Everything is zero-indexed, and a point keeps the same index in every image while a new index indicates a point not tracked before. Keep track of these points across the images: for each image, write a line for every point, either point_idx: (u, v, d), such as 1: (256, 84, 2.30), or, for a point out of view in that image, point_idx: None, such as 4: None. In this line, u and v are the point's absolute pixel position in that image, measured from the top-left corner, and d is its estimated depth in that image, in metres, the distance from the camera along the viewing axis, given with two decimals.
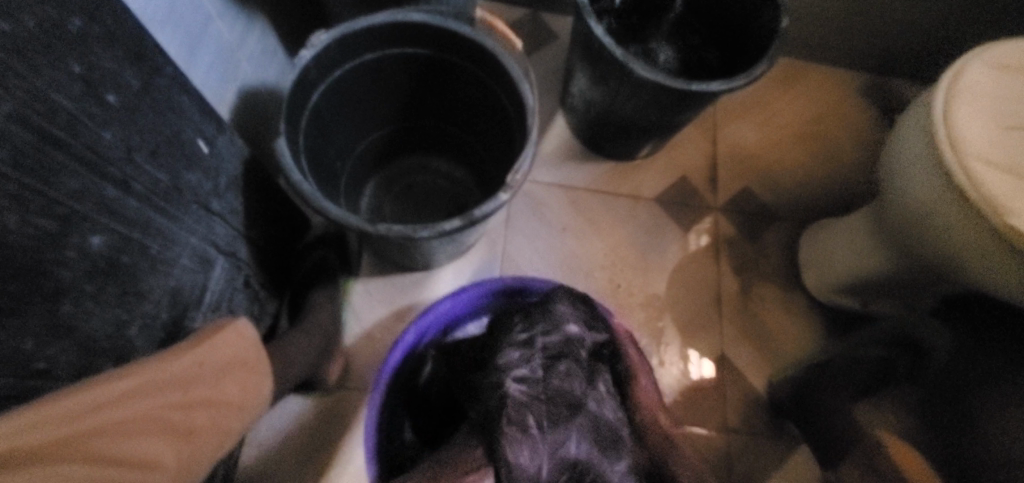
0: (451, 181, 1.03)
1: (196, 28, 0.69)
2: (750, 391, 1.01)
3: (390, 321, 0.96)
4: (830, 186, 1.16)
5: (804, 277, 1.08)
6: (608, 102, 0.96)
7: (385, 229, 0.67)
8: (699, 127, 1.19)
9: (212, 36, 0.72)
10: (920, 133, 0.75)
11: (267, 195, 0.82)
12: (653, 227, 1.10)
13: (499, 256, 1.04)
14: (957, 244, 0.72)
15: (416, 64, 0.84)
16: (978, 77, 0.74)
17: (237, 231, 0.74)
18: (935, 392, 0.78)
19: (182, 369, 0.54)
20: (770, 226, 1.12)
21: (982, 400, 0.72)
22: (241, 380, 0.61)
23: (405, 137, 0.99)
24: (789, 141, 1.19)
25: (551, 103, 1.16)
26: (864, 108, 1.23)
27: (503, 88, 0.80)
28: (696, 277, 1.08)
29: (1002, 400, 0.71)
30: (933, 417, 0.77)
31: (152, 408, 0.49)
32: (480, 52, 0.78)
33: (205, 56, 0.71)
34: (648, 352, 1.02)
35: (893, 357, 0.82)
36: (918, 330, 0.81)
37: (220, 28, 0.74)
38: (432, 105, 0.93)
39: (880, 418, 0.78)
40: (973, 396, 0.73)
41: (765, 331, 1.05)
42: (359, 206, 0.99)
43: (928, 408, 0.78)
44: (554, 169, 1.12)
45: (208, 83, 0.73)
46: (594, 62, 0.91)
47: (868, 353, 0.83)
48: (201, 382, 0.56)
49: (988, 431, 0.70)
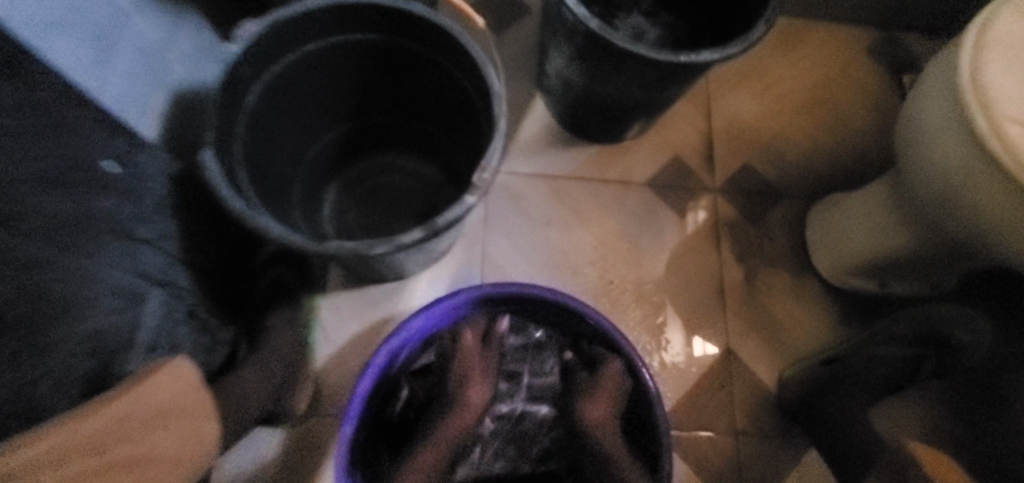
0: (421, 179, 0.94)
1: (108, 30, 0.60)
2: (760, 388, 0.94)
3: (362, 340, 0.88)
4: (837, 156, 1.06)
5: (813, 259, 1.00)
6: (589, 82, 0.86)
7: (335, 247, 0.58)
8: (691, 101, 1.09)
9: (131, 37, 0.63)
10: (945, 95, 0.66)
11: (209, 212, 0.74)
12: (647, 214, 1.01)
13: (479, 258, 0.95)
14: (995, 220, 0.63)
15: (367, 51, 0.74)
16: (1009, 25, 0.64)
17: (174, 257, 0.65)
18: (968, 380, 0.74)
19: (108, 423, 0.47)
20: (774, 204, 1.03)
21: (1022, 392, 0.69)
22: (184, 428, 0.54)
23: (367, 133, 0.89)
24: (790, 109, 1.09)
25: (527, 84, 1.06)
26: (870, 66, 1.13)
27: (465, 73, 0.70)
28: (697, 266, 0.99)
29: None
30: (963, 406, 0.73)
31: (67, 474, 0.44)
32: (435, 33, 0.68)
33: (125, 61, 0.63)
34: (648, 353, 0.94)
35: (919, 355, 0.77)
36: (948, 327, 0.75)
37: (140, 27, 0.65)
38: (393, 96, 0.83)
39: (902, 420, 0.75)
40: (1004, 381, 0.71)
41: (774, 321, 0.97)
42: (321, 213, 0.90)
43: (960, 399, 0.74)
44: (534, 157, 1.02)
45: (132, 91, 0.64)
46: (569, 37, 0.81)
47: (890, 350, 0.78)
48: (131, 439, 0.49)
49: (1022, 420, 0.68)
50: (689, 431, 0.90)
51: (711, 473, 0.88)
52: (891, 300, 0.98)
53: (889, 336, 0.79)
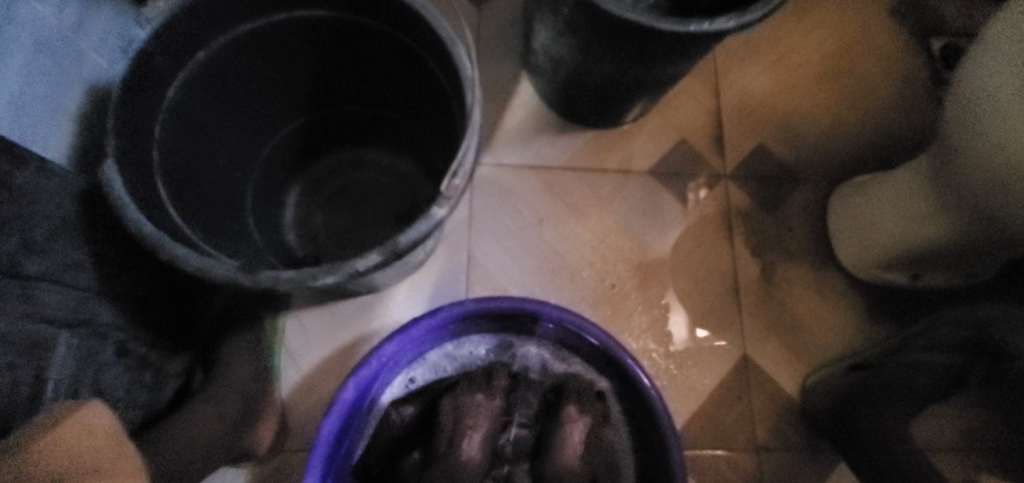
0: (396, 176, 0.82)
1: None
2: (781, 397, 0.84)
3: (334, 362, 0.78)
4: (861, 133, 0.95)
5: (838, 251, 0.89)
6: (580, 59, 0.75)
7: (271, 278, 0.49)
8: (696, 76, 0.97)
9: (22, 28, 0.53)
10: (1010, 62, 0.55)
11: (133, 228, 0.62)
12: (651, 206, 0.90)
13: (465, 264, 0.85)
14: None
15: (315, 32, 0.63)
16: None
17: (87, 290, 0.55)
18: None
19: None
20: (792, 189, 0.92)
21: None
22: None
23: (328, 127, 0.78)
24: (807, 81, 0.97)
25: (512, 63, 0.93)
26: (896, 29, 1.01)
27: (431, 54, 0.59)
28: (708, 263, 0.89)
29: None
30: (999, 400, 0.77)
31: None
32: (393, 5, 0.56)
33: (15, 57, 0.52)
34: (656, 363, 0.84)
35: (965, 364, 0.68)
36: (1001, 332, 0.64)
37: (37, 15, 0.54)
38: (352, 84, 0.71)
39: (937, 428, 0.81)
40: None
41: (795, 321, 0.87)
42: (282, 221, 0.78)
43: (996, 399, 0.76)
44: (522, 146, 0.91)
45: (27, 93, 0.54)
46: (556, 6, 0.69)
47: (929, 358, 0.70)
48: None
49: None
50: (705, 450, 0.81)
51: None
52: (924, 293, 0.88)
53: (928, 344, 0.69)
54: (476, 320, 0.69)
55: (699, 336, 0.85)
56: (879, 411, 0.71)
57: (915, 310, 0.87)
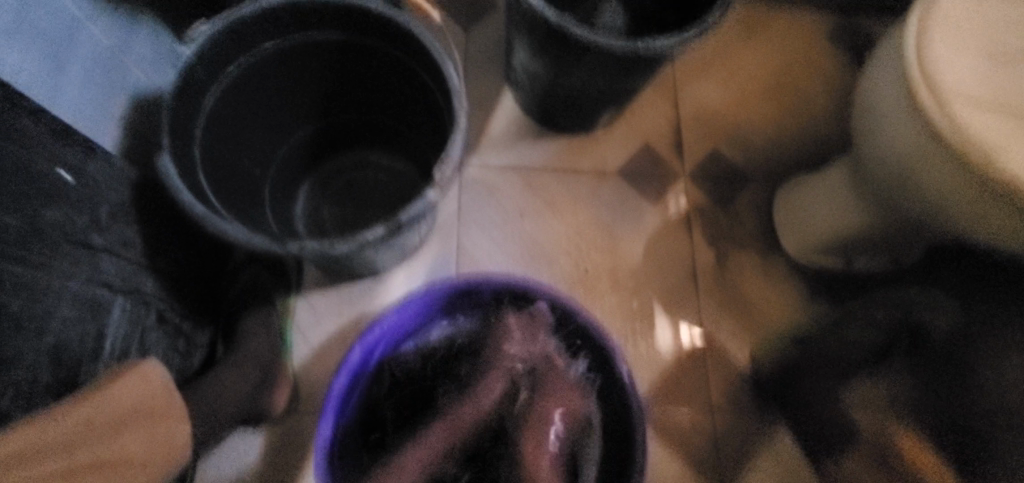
0: (394, 175, 0.93)
1: (61, 37, 0.59)
2: (734, 368, 0.96)
3: (340, 335, 0.89)
4: (801, 140, 1.08)
5: (782, 241, 1.01)
6: (554, 75, 0.88)
7: (297, 248, 0.60)
8: (659, 89, 1.10)
9: (86, 43, 0.63)
10: (893, 81, 0.70)
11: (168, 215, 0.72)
12: (620, 204, 1.02)
13: (455, 251, 0.96)
14: (942, 198, 0.67)
15: (331, 51, 0.75)
16: (952, 10, 0.69)
17: (137, 261, 0.65)
18: (940, 355, 0.74)
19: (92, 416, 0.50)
20: (743, 189, 1.05)
21: (973, 357, 0.72)
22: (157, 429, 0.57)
23: (337, 132, 0.89)
24: (756, 95, 1.11)
25: (496, 78, 1.06)
26: (833, 51, 1.15)
27: (426, 69, 0.70)
28: (671, 252, 1.01)
29: (997, 343, 0.72)
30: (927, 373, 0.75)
31: (47, 470, 0.45)
32: (399, 31, 0.68)
33: (81, 67, 0.62)
34: (623, 339, 0.96)
35: (890, 341, 0.76)
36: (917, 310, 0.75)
37: (96, 33, 0.65)
38: (359, 96, 0.83)
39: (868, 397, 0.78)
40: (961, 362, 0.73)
41: (746, 302, 0.99)
42: (293, 212, 0.89)
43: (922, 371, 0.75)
44: (505, 150, 1.03)
45: (88, 97, 0.63)
46: (531, 32, 0.82)
47: (856, 335, 0.77)
48: (102, 438, 0.50)
49: (982, 380, 0.71)
50: (665, 413, 0.92)
51: (689, 451, 0.91)
52: (866, 279, 1.00)
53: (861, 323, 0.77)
54: (465, 294, 0.79)
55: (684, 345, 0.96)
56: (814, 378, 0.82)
57: (847, 293, 1.00)
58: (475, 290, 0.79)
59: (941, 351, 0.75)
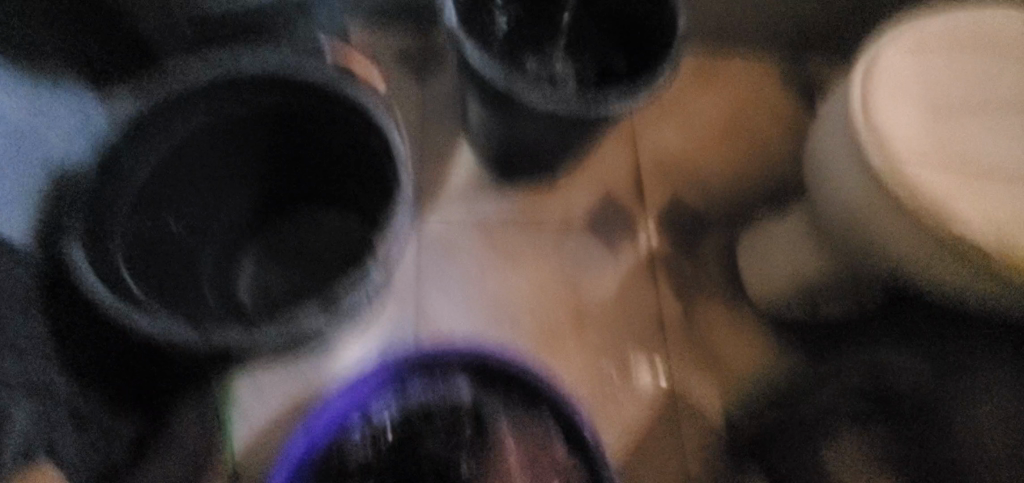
0: (345, 235, 0.87)
1: None
2: (709, 424, 0.93)
3: (287, 416, 0.82)
4: (760, 182, 1.09)
5: (747, 287, 0.99)
6: (505, 128, 0.87)
7: (222, 336, 0.62)
8: (617, 138, 1.09)
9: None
10: (840, 129, 0.70)
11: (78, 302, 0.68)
12: (583, 255, 1.00)
13: (412, 314, 0.92)
14: (889, 246, 0.69)
15: (268, 117, 0.73)
16: (892, 63, 0.70)
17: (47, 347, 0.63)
18: (915, 407, 0.71)
19: None
20: (705, 234, 1.04)
21: (956, 403, 0.68)
22: None
23: (281, 196, 0.85)
24: (712, 139, 1.11)
25: (452, 129, 1.03)
26: (786, 91, 1.16)
27: (370, 131, 0.70)
28: (636, 303, 0.98)
29: (981, 389, 0.68)
30: (904, 425, 0.72)
31: None
32: (338, 99, 0.70)
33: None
34: (593, 397, 0.92)
35: (864, 407, 0.75)
36: (893, 375, 0.73)
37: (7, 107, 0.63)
38: (301, 158, 0.80)
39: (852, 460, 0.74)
40: (941, 412, 0.68)
41: (715, 351, 0.97)
42: (235, 283, 0.84)
43: (903, 421, 0.72)
44: (464, 205, 1.00)
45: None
46: (483, 90, 0.81)
47: (830, 400, 0.77)
48: None
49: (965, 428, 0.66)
50: (641, 474, 0.89)
51: None
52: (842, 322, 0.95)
53: (841, 388, 0.76)
54: (421, 368, 0.74)
55: (652, 398, 0.93)
56: (794, 446, 0.79)
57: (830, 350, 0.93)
58: (432, 362, 0.74)
59: (918, 402, 0.71)
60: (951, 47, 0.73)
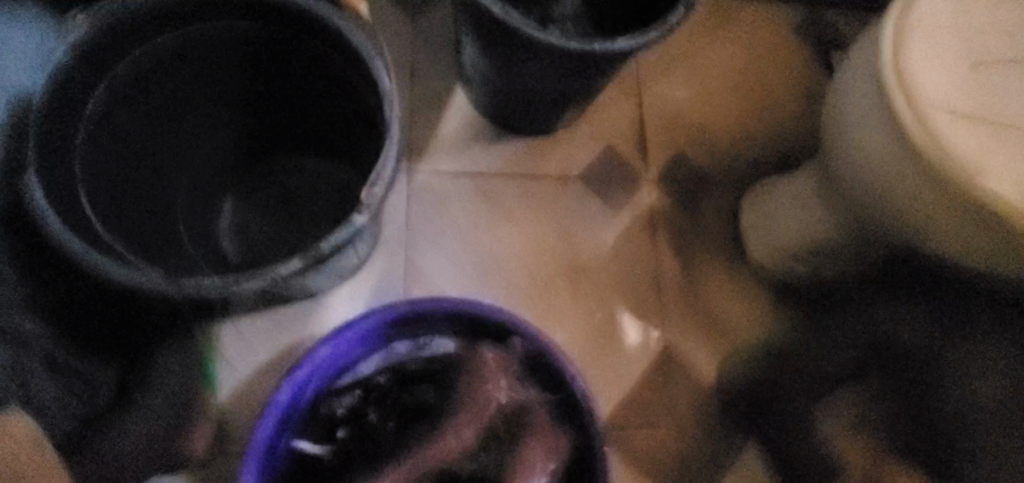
0: (331, 183, 0.83)
1: None
2: (701, 385, 0.92)
3: (272, 366, 0.82)
4: (769, 141, 1.04)
5: (749, 250, 0.96)
6: (501, 72, 0.81)
7: (195, 285, 0.58)
8: (621, 88, 1.03)
9: None
10: (864, 83, 0.65)
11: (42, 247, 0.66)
12: (582, 213, 0.96)
13: (403, 266, 0.89)
14: (904, 207, 0.65)
15: (240, 50, 0.69)
16: (927, 10, 0.64)
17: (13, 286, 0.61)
18: (915, 377, 0.70)
19: None
20: (709, 194, 1.00)
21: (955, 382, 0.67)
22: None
23: (261, 140, 0.80)
24: (723, 94, 1.06)
25: (448, 76, 0.97)
26: (804, 45, 1.10)
27: (353, 66, 0.64)
28: (634, 263, 0.95)
29: (987, 363, 0.66)
30: (897, 396, 0.73)
31: None
32: (316, 25, 0.64)
33: None
34: (587, 357, 0.91)
35: (863, 364, 0.75)
36: (893, 332, 0.71)
37: None
38: (282, 98, 0.75)
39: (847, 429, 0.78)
40: (944, 391, 0.67)
41: (713, 314, 0.95)
42: (215, 229, 0.82)
43: (893, 392, 0.74)
44: (458, 155, 0.95)
45: None
46: (481, 30, 0.75)
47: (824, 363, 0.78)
48: None
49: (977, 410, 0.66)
50: (632, 433, 0.89)
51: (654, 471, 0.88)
52: None
53: (830, 352, 0.77)
54: (407, 323, 0.72)
55: (648, 357, 0.92)
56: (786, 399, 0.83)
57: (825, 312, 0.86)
58: (421, 317, 0.72)
59: (918, 369, 0.70)
60: None
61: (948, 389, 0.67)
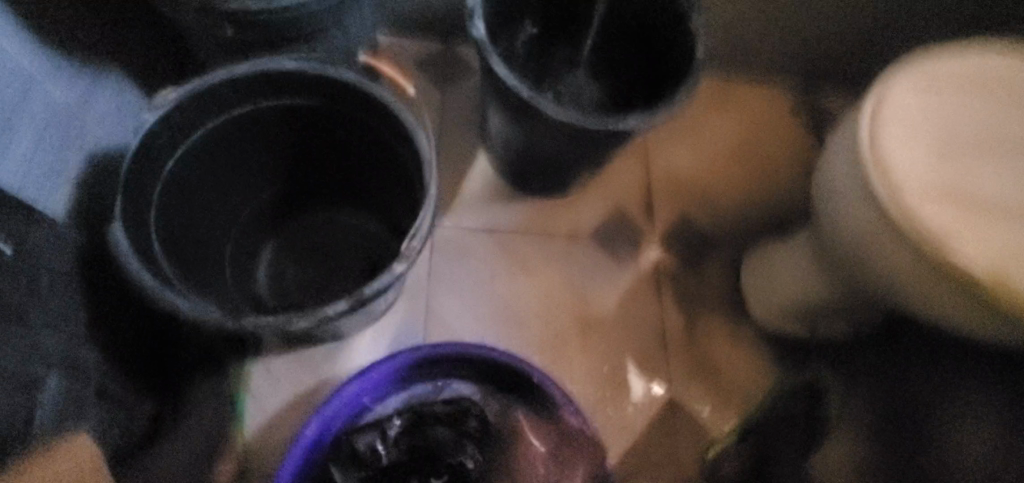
0: (363, 234, 0.90)
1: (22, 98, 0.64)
2: (705, 439, 0.95)
3: (295, 405, 0.85)
4: (767, 206, 1.12)
5: (750, 308, 1.02)
6: (523, 140, 0.90)
7: (251, 322, 0.64)
8: (629, 154, 1.12)
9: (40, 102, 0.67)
10: (848, 163, 0.73)
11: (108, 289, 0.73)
12: (593, 268, 1.02)
13: (423, 313, 0.95)
14: (888, 273, 0.72)
15: (296, 115, 0.77)
16: (899, 101, 0.73)
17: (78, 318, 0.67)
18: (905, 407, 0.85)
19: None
20: (712, 252, 1.07)
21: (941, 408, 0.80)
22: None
23: (304, 196, 0.89)
24: (723, 162, 1.14)
25: (471, 139, 1.06)
26: (798, 119, 1.19)
27: (398, 137, 0.74)
28: (641, 317, 1.01)
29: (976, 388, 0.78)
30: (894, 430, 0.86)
31: None
32: (370, 101, 0.73)
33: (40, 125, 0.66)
34: (596, 406, 0.95)
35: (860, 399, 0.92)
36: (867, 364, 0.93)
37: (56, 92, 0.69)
38: (328, 156, 0.83)
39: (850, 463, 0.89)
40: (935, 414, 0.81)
41: (717, 369, 0.99)
42: (254, 275, 0.88)
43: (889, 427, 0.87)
44: (480, 211, 1.03)
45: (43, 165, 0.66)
46: (507, 102, 0.85)
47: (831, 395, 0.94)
48: None
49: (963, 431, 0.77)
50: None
51: None
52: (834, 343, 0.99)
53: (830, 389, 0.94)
54: (428, 367, 0.78)
55: (656, 409, 0.96)
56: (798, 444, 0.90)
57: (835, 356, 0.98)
58: (443, 361, 0.77)
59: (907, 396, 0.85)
60: (958, 88, 0.76)
61: (940, 416, 0.79)
